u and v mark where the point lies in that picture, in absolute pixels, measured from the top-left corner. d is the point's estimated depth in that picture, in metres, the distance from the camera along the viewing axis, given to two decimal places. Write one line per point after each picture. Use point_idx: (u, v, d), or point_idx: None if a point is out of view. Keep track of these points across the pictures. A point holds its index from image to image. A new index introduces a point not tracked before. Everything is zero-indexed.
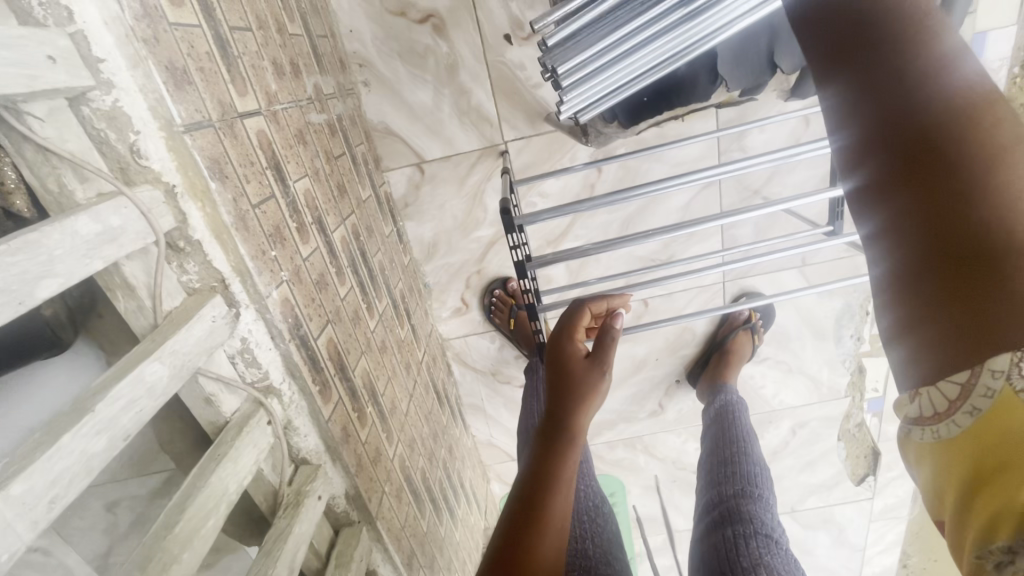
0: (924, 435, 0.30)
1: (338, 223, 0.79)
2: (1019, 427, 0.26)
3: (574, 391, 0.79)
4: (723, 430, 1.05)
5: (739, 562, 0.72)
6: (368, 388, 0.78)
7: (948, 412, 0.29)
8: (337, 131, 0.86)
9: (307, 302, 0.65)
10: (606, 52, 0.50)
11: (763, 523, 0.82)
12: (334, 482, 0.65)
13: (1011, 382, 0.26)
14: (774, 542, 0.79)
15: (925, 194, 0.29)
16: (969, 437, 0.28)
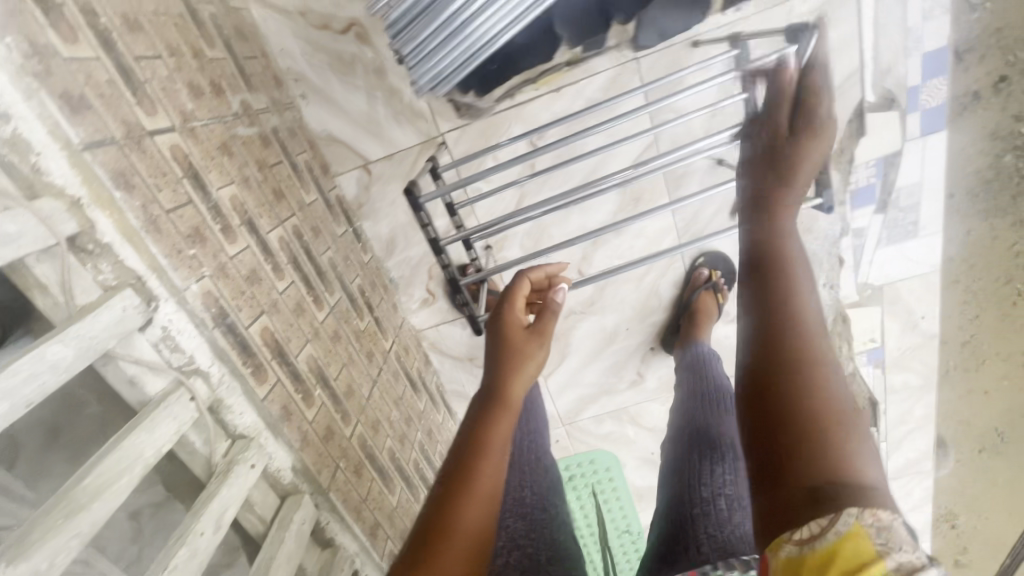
0: (795, 547, 0.37)
1: (274, 224, 0.86)
2: (863, 548, 0.35)
3: (516, 359, 0.74)
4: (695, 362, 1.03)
5: (699, 493, 0.72)
6: (314, 373, 0.84)
7: (816, 534, 0.37)
8: (272, 141, 0.93)
9: (234, 294, 0.71)
10: (439, 33, 0.60)
11: (734, 448, 0.78)
12: (277, 455, 0.71)
13: (861, 518, 0.36)
14: (742, 464, 0.76)
15: (774, 348, 0.48)
16: (830, 552, 0.36)
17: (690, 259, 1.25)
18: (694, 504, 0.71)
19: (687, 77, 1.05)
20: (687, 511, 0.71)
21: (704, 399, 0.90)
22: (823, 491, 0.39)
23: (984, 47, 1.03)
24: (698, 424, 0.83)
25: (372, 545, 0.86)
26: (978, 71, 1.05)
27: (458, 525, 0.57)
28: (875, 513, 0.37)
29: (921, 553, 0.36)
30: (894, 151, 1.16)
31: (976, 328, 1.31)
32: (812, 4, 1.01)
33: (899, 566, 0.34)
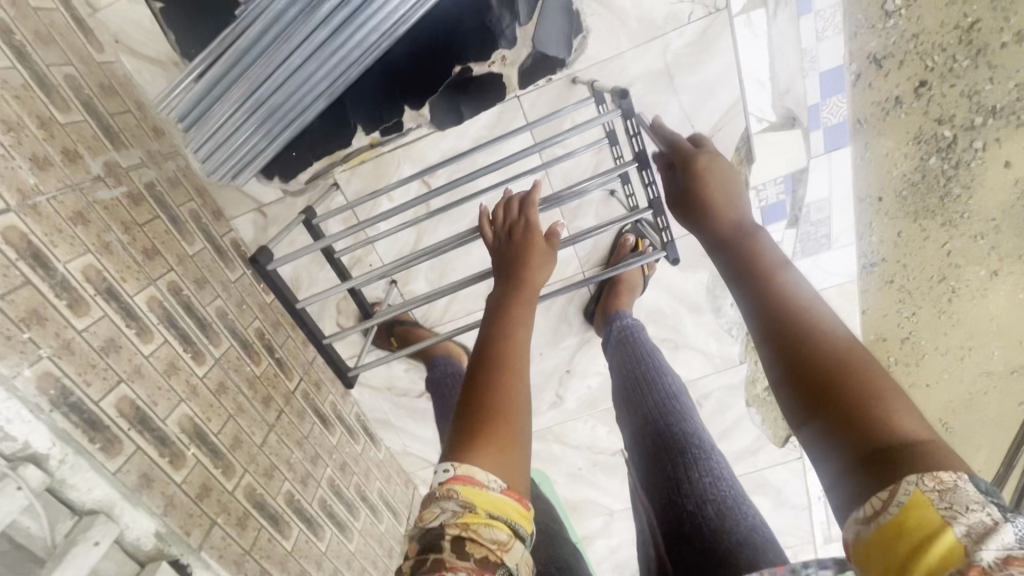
0: (867, 528, 0.38)
1: (143, 284, 0.87)
2: (930, 516, 0.36)
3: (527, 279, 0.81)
4: (630, 352, 1.06)
5: (686, 506, 0.75)
6: (188, 432, 0.85)
7: (883, 506, 0.38)
8: (144, 198, 0.93)
9: (82, 370, 0.72)
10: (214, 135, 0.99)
11: (699, 443, 0.84)
12: (135, 524, 0.73)
13: (921, 484, 0.37)
14: (708, 456, 0.82)
15: (787, 319, 0.50)
16: (900, 524, 0.36)
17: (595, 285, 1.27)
18: (682, 517, 0.75)
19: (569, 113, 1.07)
20: (679, 525, 0.74)
21: (646, 387, 0.95)
22: (885, 452, 0.40)
23: (903, 54, 1.03)
24: (659, 423, 0.87)
25: None
26: (897, 77, 1.05)
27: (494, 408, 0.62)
28: (938, 475, 0.37)
29: (991, 507, 0.35)
30: (801, 167, 1.17)
31: (914, 324, 1.38)
32: (686, 39, 1.01)
33: (969, 531, 0.35)
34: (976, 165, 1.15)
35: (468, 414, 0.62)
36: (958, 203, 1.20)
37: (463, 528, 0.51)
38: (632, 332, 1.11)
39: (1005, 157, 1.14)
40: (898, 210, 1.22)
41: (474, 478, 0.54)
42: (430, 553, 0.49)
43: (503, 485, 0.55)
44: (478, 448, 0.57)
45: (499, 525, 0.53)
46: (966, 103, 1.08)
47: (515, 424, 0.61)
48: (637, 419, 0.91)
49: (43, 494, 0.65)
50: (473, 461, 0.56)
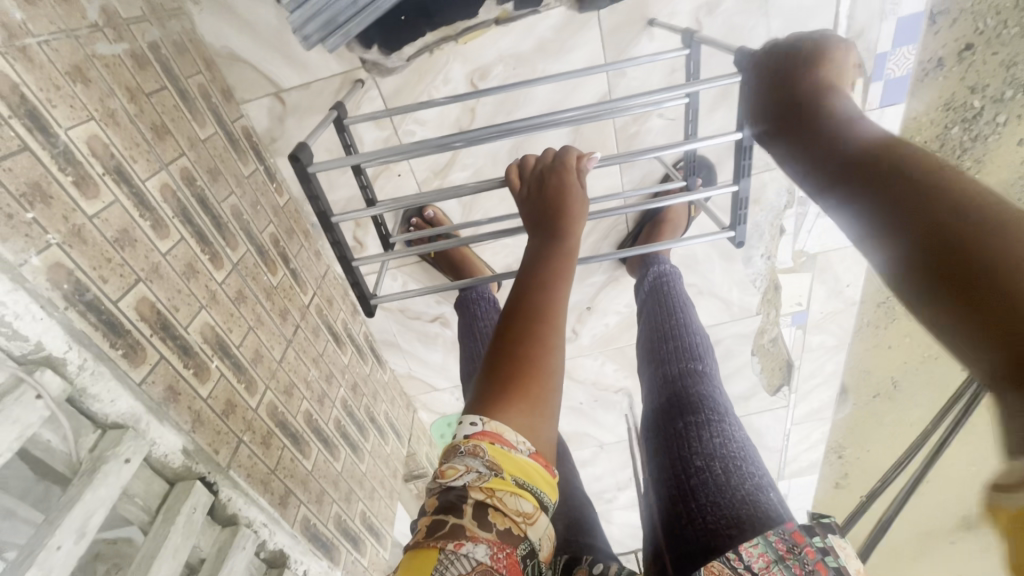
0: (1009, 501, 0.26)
1: (154, 168, 0.73)
2: None
3: (559, 213, 0.67)
4: (660, 303, 1.02)
5: (691, 462, 0.70)
6: (210, 343, 0.76)
7: None
8: (148, 61, 0.77)
9: (96, 265, 0.60)
10: None
11: (715, 405, 0.78)
12: (163, 440, 0.65)
13: None
14: (725, 421, 0.76)
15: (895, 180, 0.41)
16: None
17: (635, 222, 1.20)
18: (689, 475, 0.69)
19: (650, 23, 0.94)
20: (684, 484, 0.69)
21: (670, 345, 0.91)
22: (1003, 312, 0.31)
23: (959, 11, 0.95)
24: (677, 385, 0.83)
25: (281, 514, 0.83)
26: (946, 36, 0.97)
27: (526, 364, 0.54)
28: None
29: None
30: None
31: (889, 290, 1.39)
32: None
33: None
34: (993, 140, 1.08)
35: (495, 369, 0.55)
36: None
37: (487, 494, 0.46)
38: (667, 281, 1.07)
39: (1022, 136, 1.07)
40: None
41: (503, 438, 0.49)
42: (450, 516, 0.45)
43: (531, 449, 0.50)
44: (503, 409, 0.51)
45: (526, 494, 0.47)
46: (1002, 73, 1.00)
47: (545, 387, 0.54)
48: (656, 381, 0.87)
49: (61, 408, 0.55)
50: (501, 418, 0.50)
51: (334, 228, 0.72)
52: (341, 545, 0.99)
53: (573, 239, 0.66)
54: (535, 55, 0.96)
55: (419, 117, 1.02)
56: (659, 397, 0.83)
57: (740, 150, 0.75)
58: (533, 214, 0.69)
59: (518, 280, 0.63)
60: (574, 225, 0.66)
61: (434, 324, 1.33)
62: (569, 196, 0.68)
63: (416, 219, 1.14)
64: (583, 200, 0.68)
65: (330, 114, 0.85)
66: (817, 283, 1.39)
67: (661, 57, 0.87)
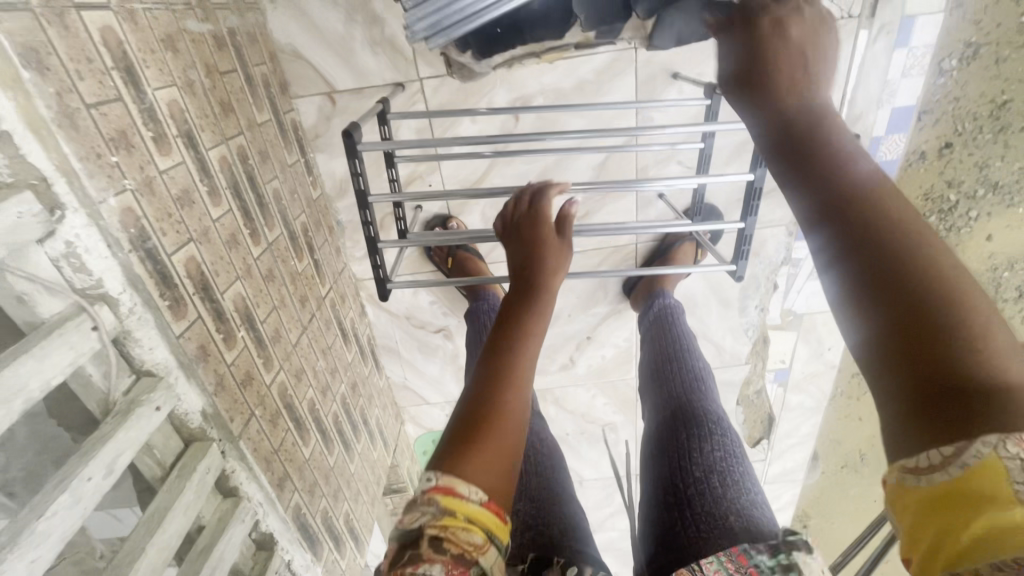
0: (913, 481, 0.35)
1: (217, 140, 0.77)
2: (990, 488, 0.31)
3: (540, 267, 0.74)
4: (663, 331, 1.09)
5: (691, 473, 0.74)
6: (240, 312, 0.78)
7: (931, 468, 0.34)
8: (227, 45, 0.82)
9: (159, 216, 0.63)
10: None
11: (717, 421, 0.83)
12: (186, 397, 0.66)
13: (999, 451, 0.31)
14: (727, 438, 0.80)
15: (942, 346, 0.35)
16: (940, 488, 0.33)
17: (643, 259, 1.27)
18: (687, 483, 0.73)
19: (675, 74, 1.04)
20: (681, 492, 0.73)
21: (673, 366, 0.98)
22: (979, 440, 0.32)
23: (942, 113, 1.08)
24: (681, 401, 0.88)
25: (277, 497, 0.83)
26: (928, 134, 1.10)
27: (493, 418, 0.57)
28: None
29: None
30: None
31: None
32: None
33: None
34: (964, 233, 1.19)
35: (462, 420, 0.57)
36: None
37: (442, 530, 0.47)
38: (670, 313, 1.14)
39: (989, 232, 1.18)
40: None
41: (458, 490, 0.50)
42: (408, 554, 0.47)
43: (486, 496, 0.50)
44: (464, 463, 0.52)
45: (480, 530, 0.49)
46: (975, 173, 1.12)
47: (508, 438, 0.56)
48: (661, 397, 0.92)
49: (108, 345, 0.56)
50: (458, 473, 0.51)
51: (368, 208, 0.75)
52: (324, 542, 0.97)
53: (550, 299, 0.71)
54: (574, 92, 1.05)
55: (459, 133, 1.09)
56: (664, 413, 0.88)
57: (750, 190, 0.79)
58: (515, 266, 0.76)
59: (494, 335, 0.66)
60: (549, 285, 0.72)
61: (437, 334, 1.36)
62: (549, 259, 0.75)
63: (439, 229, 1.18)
64: (565, 256, 0.77)
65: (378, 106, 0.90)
66: (801, 342, 1.47)
67: (685, 102, 0.95)
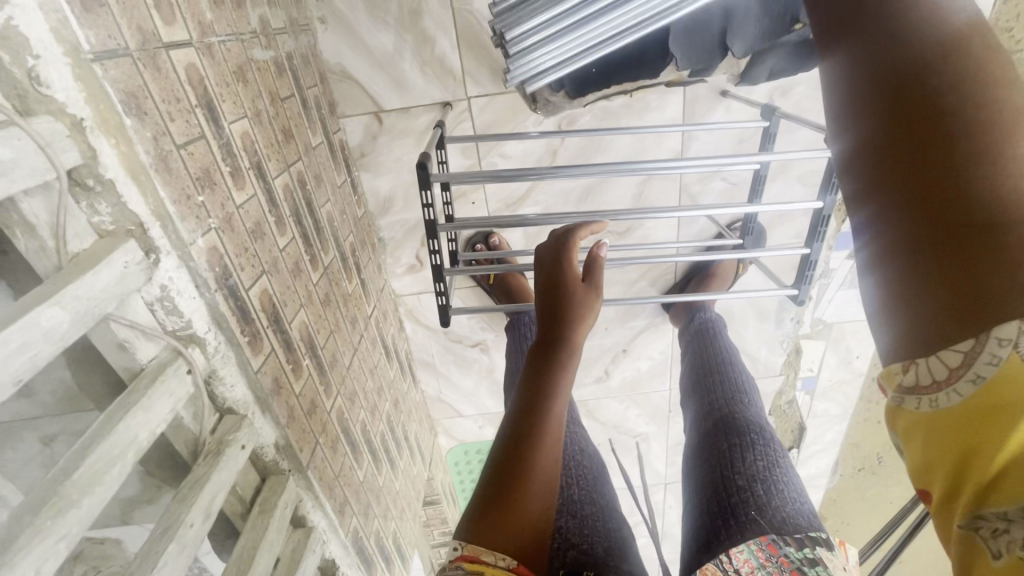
0: (917, 404, 0.29)
1: (281, 168, 0.76)
2: (1022, 398, 0.25)
3: (568, 316, 0.77)
4: (705, 344, 1.09)
5: (734, 480, 0.75)
6: (305, 340, 0.78)
7: (947, 380, 0.28)
8: (285, 70, 0.82)
9: (238, 252, 0.63)
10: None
11: (758, 431, 0.84)
12: (262, 432, 0.65)
13: (1018, 350, 0.25)
14: (771, 448, 0.81)
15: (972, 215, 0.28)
16: (965, 409, 0.27)
17: (682, 274, 1.27)
18: (730, 492, 0.74)
19: (727, 94, 1.03)
20: (725, 500, 0.73)
21: (716, 377, 0.99)
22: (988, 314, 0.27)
23: None
24: (722, 411, 0.89)
25: (338, 522, 0.83)
26: None
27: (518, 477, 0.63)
28: None
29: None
30: None
31: None
32: None
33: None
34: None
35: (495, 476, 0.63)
36: None
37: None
38: (712, 326, 1.14)
39: None
40: None
41: (481, 557, 0.56)
42: None
43: (514, 562, 0.56)
44: (487, 528, 0.59)
45: None
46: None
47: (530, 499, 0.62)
48: (702, 409, 0.93)
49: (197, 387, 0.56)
50: (480, 541, 0.58)
51: (436, 240, 0.76)
52: (377, 563, 0.97)
53: (572, 362, 0.75)
54: (621, 110, 1.05)
55: (505, 151, 1.08)
56: (706, 423, 0.89)
57: (816, 217, 0.79)
58: (542, 312, 0.80)
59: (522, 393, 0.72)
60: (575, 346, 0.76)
61: (475, 349, 1.36)
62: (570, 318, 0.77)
63: (481, 245, 1.18)
64: (593, 301, 0.80)
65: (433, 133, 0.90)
66: (830, 352, 1.47)
67: (741, 125, 0.95)
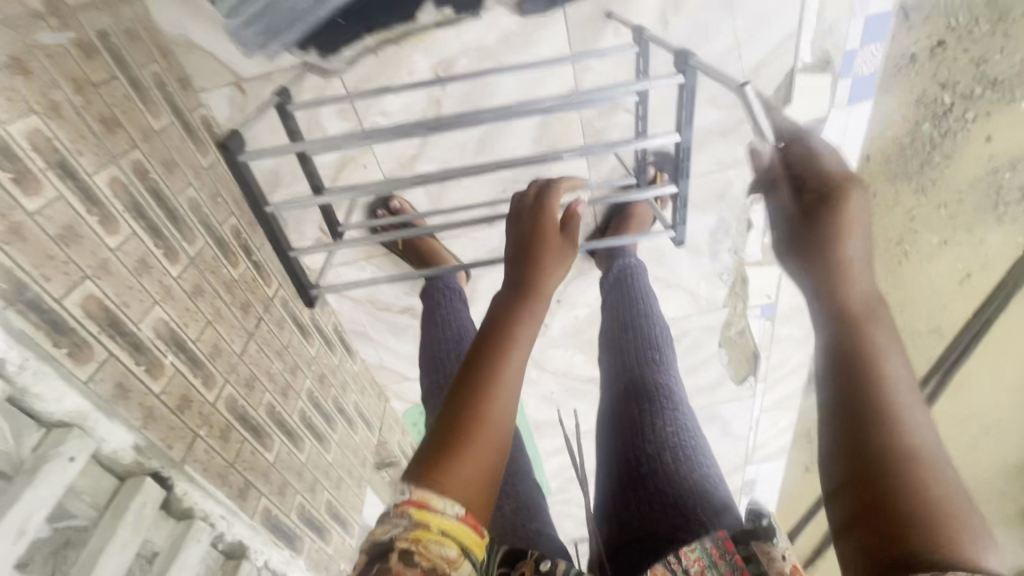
0: None
1: (103, 161, 0.71)
2: None
3: (542, 265, 0.68)
4: (621, 294, 1.04)
5: (645, 450, 0.73)
6: (165, 337, 0.76)
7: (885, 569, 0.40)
8: (98, 51, 0.75)
9: (38, 262, 0.59)
10: None
11: (669, 394, 0.82)
12: (111, 437, 0.65)
13: None
14: (679, 411, 0.79)
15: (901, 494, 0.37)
16: None
17: (602, 217, 1.21)
18: (640, 462, 0.72)
19: (613, 18, 0.94)
20: (635, 471, 0.72)
21: (631, 331, 0.94)
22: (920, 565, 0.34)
23: (932, 7, 1.02)
24: (634, 371, 0.85)
25: (240, 507, 0.84)
26: (912, 35, 1.04)
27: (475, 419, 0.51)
28: None
29: None
30: (821, 117, 1.11)
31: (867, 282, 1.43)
32: None
33: None
34: (962, 136, 1.16)
35: (447, 417, 0.52)
36: (935, 171, 1.21)
37: (414, 543, 0.44)
38: (630, 274, 1.09)
39: (989, 132, 1.16)
40: (893, 173, 1.21)
41: (429, 504, 0.46)
42: (378, 563, 0.43)
43: (462, 510, 0.47)
44: (441, 477, 0.47)
45: (450, 541, 0.45)
46: (972, 71, 1.07)
47: (493, 447, 0.51)
48: (615, 368, 0.89)
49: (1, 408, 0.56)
50: (432, 485, 0.47)
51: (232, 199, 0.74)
52: (304, 535, 1.00)
53: (544, 295, 0.65)
54: (499, 48, 0.96)
55: (385, 108, 1.01)
56: (618, 383, 0.86)
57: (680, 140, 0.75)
58: (514, 258, 0.70)
59: (489, 322, 0.61)
60: (546, 283, 0.67)
61: (404, 315, 1.33)
62: (554, 263, 0.69)
63: (382, 211, 1.13)
64: (569, 255, 0.72)
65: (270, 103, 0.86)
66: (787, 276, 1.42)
67: (616, 52, 0.88)
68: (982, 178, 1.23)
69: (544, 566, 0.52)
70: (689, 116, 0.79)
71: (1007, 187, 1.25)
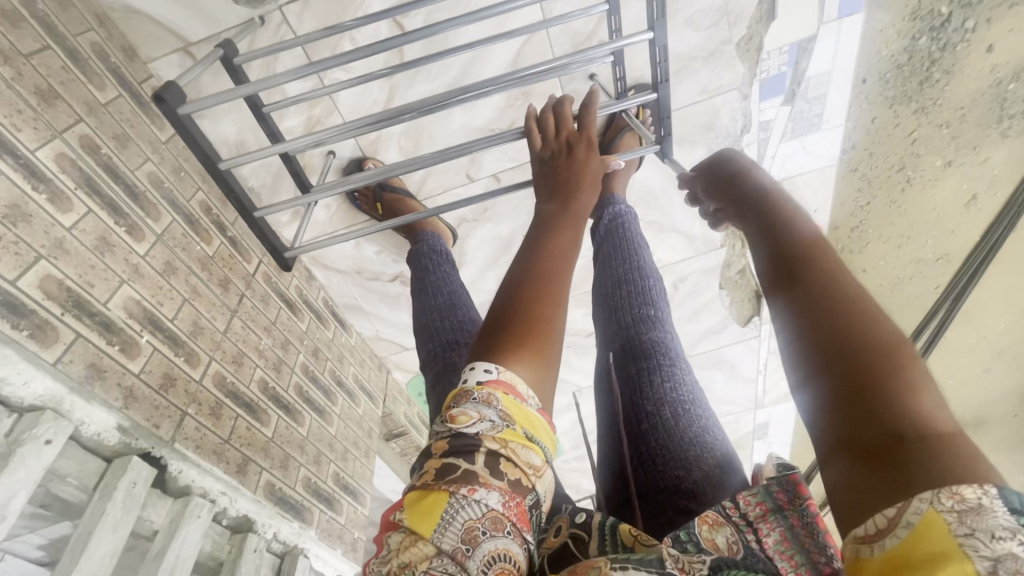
0: None
1: (46, 136, 0.68)
2: None
3: (580, 182, 0.67)
4: (613, 241, 0.94)
5: (642, 408, 0.61)
6: (138, 316, 0.73)
7: None
8: (23, 19, 0.70)
9: None
10: None
11: (669, 351, 0.69)
12: (93, 418, 0.63)
13: None
14: (678, 366, 0.67)
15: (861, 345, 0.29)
16: None
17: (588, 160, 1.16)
18: (639, 420, 0.60)
19: None
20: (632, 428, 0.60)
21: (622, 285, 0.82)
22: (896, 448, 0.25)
23: None
24: (628, 327, 0.73)
25: (241, 482, 0.83)
26: None
27: (536, 318, 0.49)
28: (958, 490, 0.23)
29: None
30: (811, 35, 1.03)
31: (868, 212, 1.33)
32: None
33: None
34: (960, 47, 1.04)
35: (501, 314, 0.50)
36: (936, 88, 1.09)
37: (501, 444, 0.40)
38: (622, 221, 1.01)
39: (990, 42, 1.02)
40: (882, 94, 1.12)
41: (516, 389, 0.44)
42: (461, 460, 0.39)
43: (539, 403, 0.45)
44: (510, 358, 0.46)
45: (534, 447, 0.42)
46: None
47: (553, 344, 0.49)
48: (607, 323, 0.77)
49: None
50: (511, 367, 0.45)
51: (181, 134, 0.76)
52: (312, 506, 1.00)
53: (584, 205, 0.64)
54: None
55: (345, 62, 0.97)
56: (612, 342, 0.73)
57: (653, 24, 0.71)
58: (550, 180, 0.69)
59: (534, 230, 0.60)
60: (585, 195, 0.66)
61: (393, 283, 1.30)
62: (590, 175, 0.68)
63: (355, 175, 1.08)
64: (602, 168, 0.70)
65: (214, 50, 0.82)
66: None
67: None
68: (986, 93, 1.08)
69: (579, 519, 0.44)
70: (661, 10, 0.75)
71: (1012, 100, 1.09)
